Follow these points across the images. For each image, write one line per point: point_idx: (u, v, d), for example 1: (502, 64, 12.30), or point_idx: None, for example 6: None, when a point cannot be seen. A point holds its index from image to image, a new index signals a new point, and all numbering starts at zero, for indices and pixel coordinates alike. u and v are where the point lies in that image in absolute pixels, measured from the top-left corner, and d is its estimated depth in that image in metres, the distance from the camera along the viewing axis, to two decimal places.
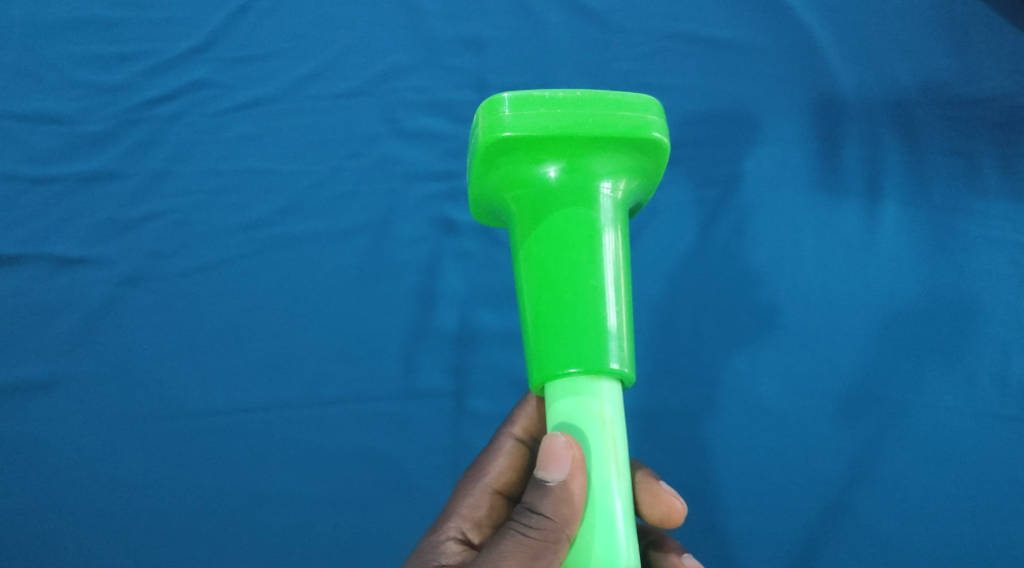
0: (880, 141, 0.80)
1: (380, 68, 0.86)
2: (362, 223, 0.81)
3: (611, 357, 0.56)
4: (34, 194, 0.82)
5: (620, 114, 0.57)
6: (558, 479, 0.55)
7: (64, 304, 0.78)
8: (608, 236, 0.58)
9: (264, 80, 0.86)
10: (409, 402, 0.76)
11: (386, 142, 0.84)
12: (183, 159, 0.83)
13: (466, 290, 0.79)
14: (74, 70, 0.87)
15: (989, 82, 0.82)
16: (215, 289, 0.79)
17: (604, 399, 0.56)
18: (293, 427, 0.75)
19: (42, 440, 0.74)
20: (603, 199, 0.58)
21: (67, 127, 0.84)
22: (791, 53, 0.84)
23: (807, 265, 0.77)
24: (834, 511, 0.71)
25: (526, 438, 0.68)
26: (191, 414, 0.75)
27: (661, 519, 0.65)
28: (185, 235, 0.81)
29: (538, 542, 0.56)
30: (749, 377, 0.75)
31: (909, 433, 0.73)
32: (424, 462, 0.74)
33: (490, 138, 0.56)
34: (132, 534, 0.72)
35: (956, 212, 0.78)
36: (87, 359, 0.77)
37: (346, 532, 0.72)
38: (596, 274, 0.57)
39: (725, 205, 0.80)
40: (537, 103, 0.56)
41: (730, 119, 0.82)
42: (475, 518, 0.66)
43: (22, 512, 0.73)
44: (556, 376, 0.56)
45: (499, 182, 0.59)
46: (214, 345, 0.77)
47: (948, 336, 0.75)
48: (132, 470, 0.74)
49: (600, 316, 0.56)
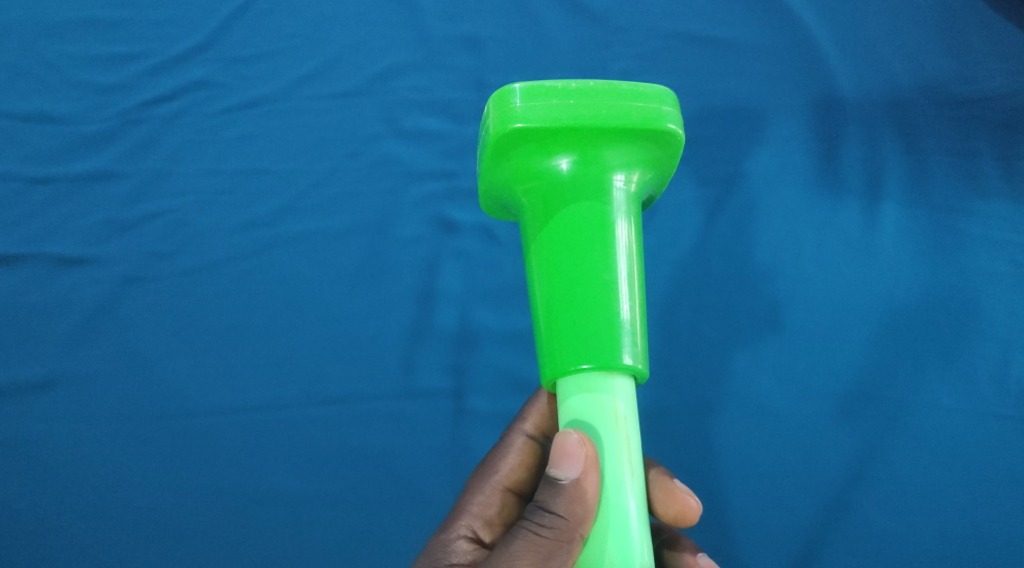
0: (880, 141, 0.80)
1: (379, 67, 0.86)
2: (360, 223, 0.80)
3: (624, 353, 0.55)
4: (33, 195, 0.81)
5: (634, 105, 0.57)
6: (572, 477, 0.55)
7: (63, 305, 0.77)
8: (621, 229, 0.57)
9: (264, 79, 0.85)
10: (409, 403, 0.75)
11: (386, 142, 0.83)
12: (182, 159, 0.82)
13: (467, 289, 0.78)
14: (74, 69, 0.85)
15: (989, 83, 0.82)
16: (213, 289, 0.77)
17: (618, 396, 0.55)
18: (291, 428, 0.74)
19: (42, 442, 0.73)
20: (616, 192, 0.58)
21: (66, 127, 0.83)
22: (792, 53, 0.84)
23: (807, 263, 0.77)
24: (835, 510, 0.71)
25: (538, 435, 0.68)
26: (190, 415, 0.74)
27: (676, 518, 0.64)
28: (184, 235, 0.79)
29: (551, 542, 0.56)
30: (750, 377, 0.74)
31: (909, 433, 0.72)
32: (426, 463, 0.73)
33: (501, 129, 0.56)
34: (131, 538, 0.71)
35: (955, 212, 0.78)
36: (87, 359, 0.75)
37: (345, 534, 0.71)
38: (609, 268, 0.56)
39: (726, 203, 0.79)
40: (549, 93, 0.56)
41: (731, 117, 0.82)
42: (486, 516, 0.66)
43: (21, 515, 0.71)
44: (568, 372, 0.55)
45: (510, 174, 0.58)
46: (212, 345, 0.76)
47: (948, 336, 0.75)
48: (132, 473, 0.72)
49: (613, 310, 0.56)
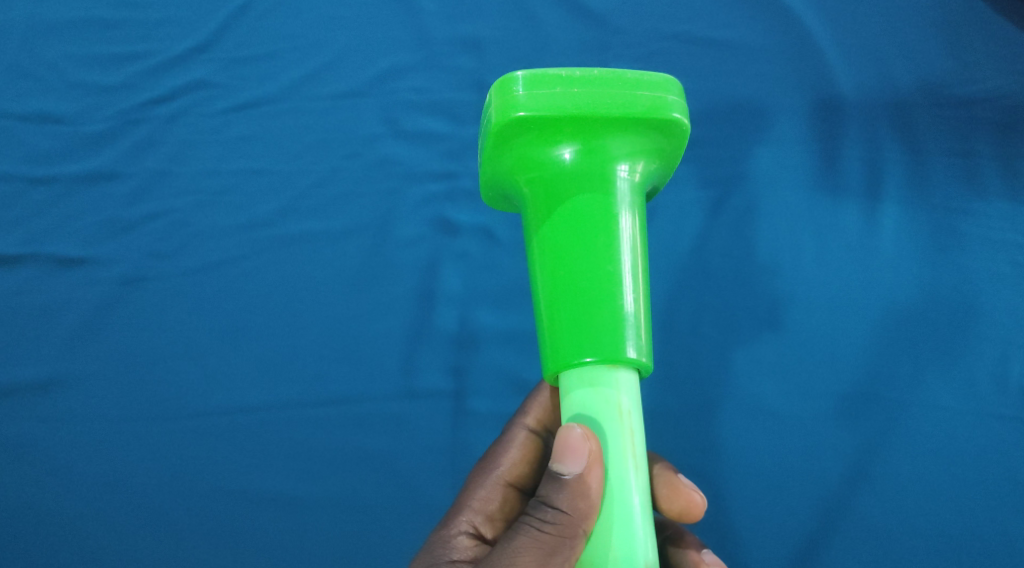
0: (880, 141, 0.80)
1: (380, 68, 0.85)
2: (360, 223, 0.80)
3: (628, 346, 0.55)
4: (33, 195, 0.80)
5: (639, 93, 0.57)
6: (575, 472, 0.54)
7: (63, 305, 0.77)
8: (626, 221, 0.57)
9: (264, 80, 0.85)
10: (409, 404, 0.74)
11: (385, 143, 0.83)
12: (183, 159, 0.82)
13: (466, 290, 0.77)
14: (74, 70, 0.85)
15: (989, 83, 0.82)
16: (213, 289, 0.77)
17: (622, 390, 0.55)
18: (290, 428, 0.73)
19: (43, 442, 0.72)
20: (620, 182, 0.58)
21: (66, 128, 0.83)
22: (793, 53, 0.84)
23: (806, 262, 0.77)
24: (837, 510, 0.71)
25: (540, 429, 0.68)
26: (191, 415, 0.73)
27: (680, 513, 0.64)
28: (185, 236, 0.79)
29: (553, 538, 0.55)
30: (750, 377, 0.74)
31: (909, 433, 0.72)
32: (426, 464, 0.72)
33: (504, 118, 0.56)
34: (132, 537, 0.70)
35: (954, 212, 0.78)
36: (86, 359, 0.75)
37: (344, 534, 0.70)
38: (613, 259, 0.56)
39: (727, 204, 0.79)
40: (553, 81, 0.56)
41: (732, 118, 0.82)
42: (488, 511, 0.65)
43: (20, 515, 0.71)
44: (572, 366, 0.55)
45: (512, 164, 0.58)
46: (212, 346, 0.75)
47: (947, 335, 0.74)
48: (133, 472, 0.72)
49: (617, 302, 0.55)
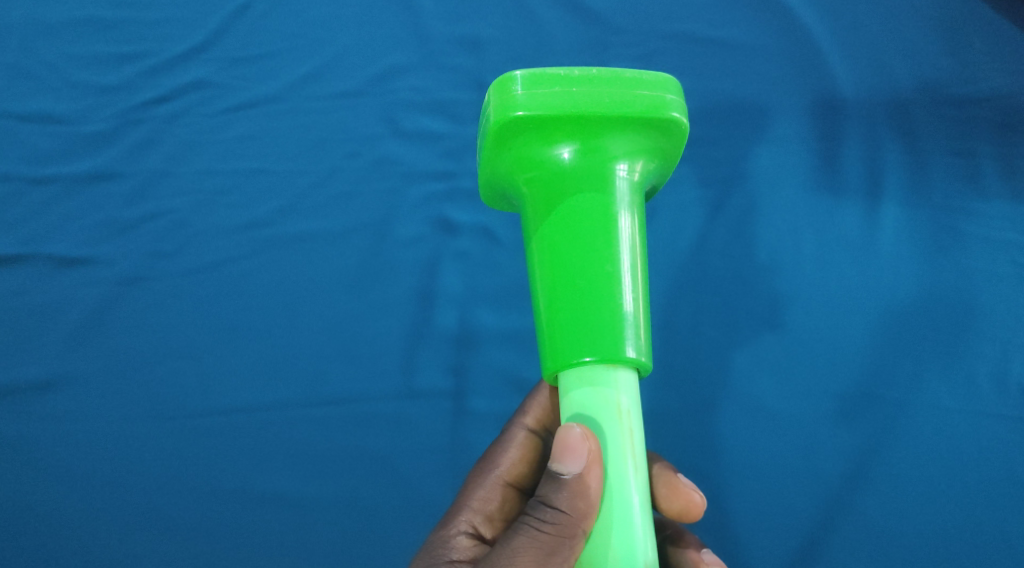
0: (880, 140, 0.80)
1: (380, 68, 0.85)
2: (359, 223, 0.79)
3: (627, 346, 0.55)
4: (33, 195, 0.80)
5: (638, 92, 0.57)
6: (574, 471, 0.54)
7: (62, 305, 0.76)
8: (625, 220, 0.57)
9: (264, 80, 0.85)
10: (409, 404, 0.74)
11: (385, 143, 0.83)
12: (183, 159, 0.82)
13: (465, 290, 0.77)
14: (74, 70, 0.85)
15: (989, 82, 0.82)
16: (212, 289, 0.77)
17: (621, 390, 0.55)
18: (290, 428, 0.73)
19: (43, 442, 0.72)
20: (619, 181, 0.58)
21: (66, 128, 0.83)
22: (793, 53, 0.84)
23: (807, 262, 0.77)
24: (836, 510, 0.70)
25: (539, 429, 0.68)
26: (190, 415, 0.73)
27: (680, 513, 0.64)
28: (185, 235, 0.79)
29: (552, 538, 0.55)
30: (750, 377, 0.74)
31: (909, 432, 0.72)
32: (425, 464, 0.72)
33: (503, 117, 0.56)
34: (131, 537, 0.70)
35: (954, 212, 0.78)
36: (86, 360, 0.75)
37: (344, 534, 0.70)
38: (612, 259, 0.56)
39: (727, 203, 0.79)
40: (551, 81, 0.56)
41: (732, 117, 0.82)
42: (487, 511, 0.65)
43: (20, 514, 0.71)
44: (571, 365, 0.55)
45: (511, 164, 0.58)
46: (211, 346, 0.75)
47: (947, 335, 0.74)
48: (133, 472, 0.72)
49: (616, 302, 0.55)
